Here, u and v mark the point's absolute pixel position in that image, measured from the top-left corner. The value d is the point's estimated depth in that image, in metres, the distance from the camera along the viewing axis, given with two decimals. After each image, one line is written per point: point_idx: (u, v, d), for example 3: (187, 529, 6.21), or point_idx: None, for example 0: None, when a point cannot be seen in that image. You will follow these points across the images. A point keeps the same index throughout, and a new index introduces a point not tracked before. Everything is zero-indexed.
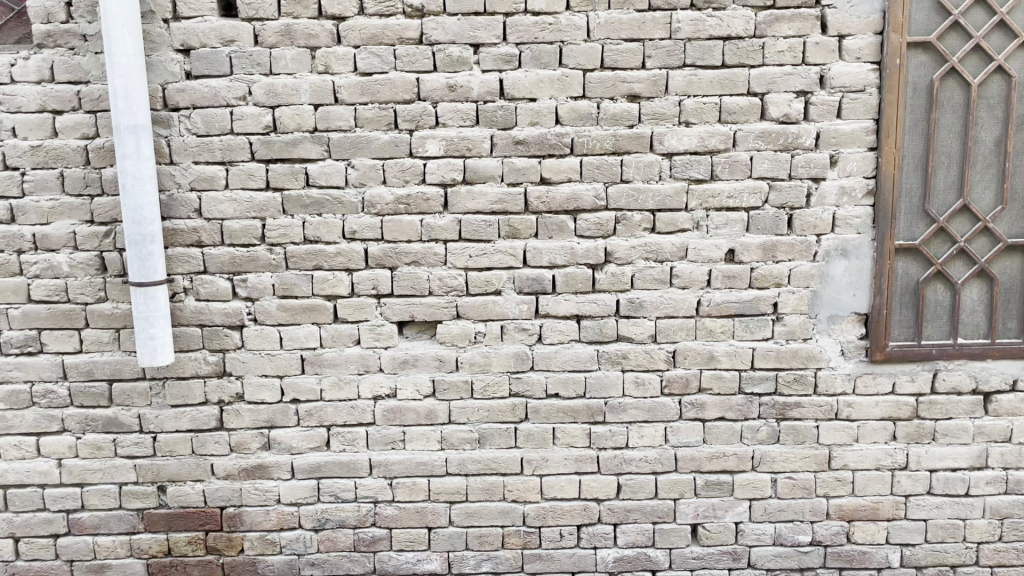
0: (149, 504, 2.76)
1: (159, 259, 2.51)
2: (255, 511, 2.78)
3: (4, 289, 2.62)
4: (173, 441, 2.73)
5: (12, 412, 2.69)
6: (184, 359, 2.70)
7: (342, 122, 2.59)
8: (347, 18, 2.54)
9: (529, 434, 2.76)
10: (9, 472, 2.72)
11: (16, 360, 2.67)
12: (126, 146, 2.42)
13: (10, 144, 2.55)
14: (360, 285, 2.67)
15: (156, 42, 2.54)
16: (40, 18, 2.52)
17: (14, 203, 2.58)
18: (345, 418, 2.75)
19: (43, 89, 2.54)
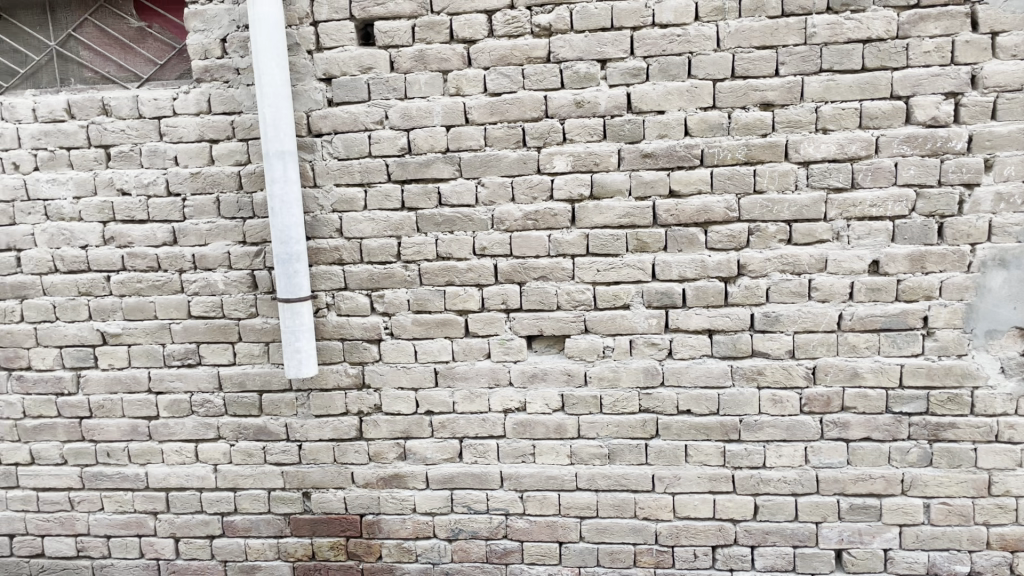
0: (295, 509, 2.91)
1: (304, 277, 2.66)
2: (393, 520, 2.88)
3: (168, 305, 2.84)
4: (316, 449, 2.88)
5: (174, 420, 2.91)
6: (327, 372, 2.84)
7: (473, 141, 2.65)
8: (477, 40, 2.61)
9: (660, 451, 2.73)
10: (171, 476, 2.93)
11: (178, 371, 2.88)
12: (274, 171, 2.58)
13: (173, 172, 2.77)
14: (490, 300, 2.73)
15: (301, 73, 2.70)
16: (199, 54, 2.73)
17: (177, 226, 2.80)
18: (477, 430, 2.80)
19: (202, 121, 2.74)
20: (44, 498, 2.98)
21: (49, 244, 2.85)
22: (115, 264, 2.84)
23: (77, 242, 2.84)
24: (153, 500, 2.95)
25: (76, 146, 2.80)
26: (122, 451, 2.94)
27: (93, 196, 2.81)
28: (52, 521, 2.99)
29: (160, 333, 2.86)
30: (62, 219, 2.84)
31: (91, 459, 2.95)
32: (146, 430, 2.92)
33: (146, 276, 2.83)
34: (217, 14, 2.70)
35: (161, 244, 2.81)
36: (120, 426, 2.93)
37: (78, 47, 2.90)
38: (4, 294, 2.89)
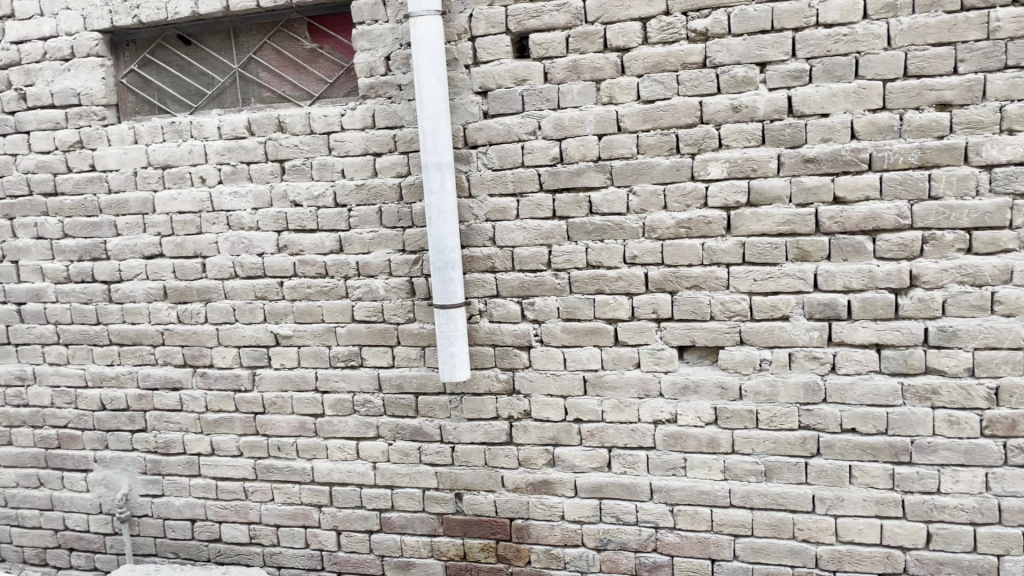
0: (448, 510, 3.00)
1: (458, 284, 2.74)
2: (541, 525, 2.90)
3: (334, 310, 3.01)
4: (469, 452, 2.95)
5: (338, 418, 3.07)
6: (479, 376, 2.91)
7: (625, 149, 2.65)
8: (631, 48, 2.60)
9: (821, 471, 2.60)
10: (334, 471, 3.09)
11: (342, 372, 3.04)
12: (432, 182, 2.68)
13: (339, 184, 2.94)
14: (641, 309, 2.70)
15: (459, 87, 2.79)
16: (365, 73, 2.88)
17: (342, 235, 2.96)
18: (627, 440, 2.78)
19: (367, 135, 2.89)
20: (222, 486, 3.22)
21: (230, 252, 3.08)
22: (287, 271, 3.03)
23: (254, 250, 3.06)
24: (318, 493, 3.12)
25: (255, 160, 3.01)
26: (291, 446, 3.13)
27: (269, 207, 3.02)
28: (229, 509, 3.22)
29: (326, 335, 3.03)
30: (242, 228, 3.06)
31: (263, 452, 3.16)
32: (312, 427, 3.10)
33: (315, 282, 3.01)
34: (381, 34, 2.84)
35: (328, 251, 2.98)
36: (289, 422, 3.12)
37: (258, 69, 3.11)
38: (191, 297, 3.14)
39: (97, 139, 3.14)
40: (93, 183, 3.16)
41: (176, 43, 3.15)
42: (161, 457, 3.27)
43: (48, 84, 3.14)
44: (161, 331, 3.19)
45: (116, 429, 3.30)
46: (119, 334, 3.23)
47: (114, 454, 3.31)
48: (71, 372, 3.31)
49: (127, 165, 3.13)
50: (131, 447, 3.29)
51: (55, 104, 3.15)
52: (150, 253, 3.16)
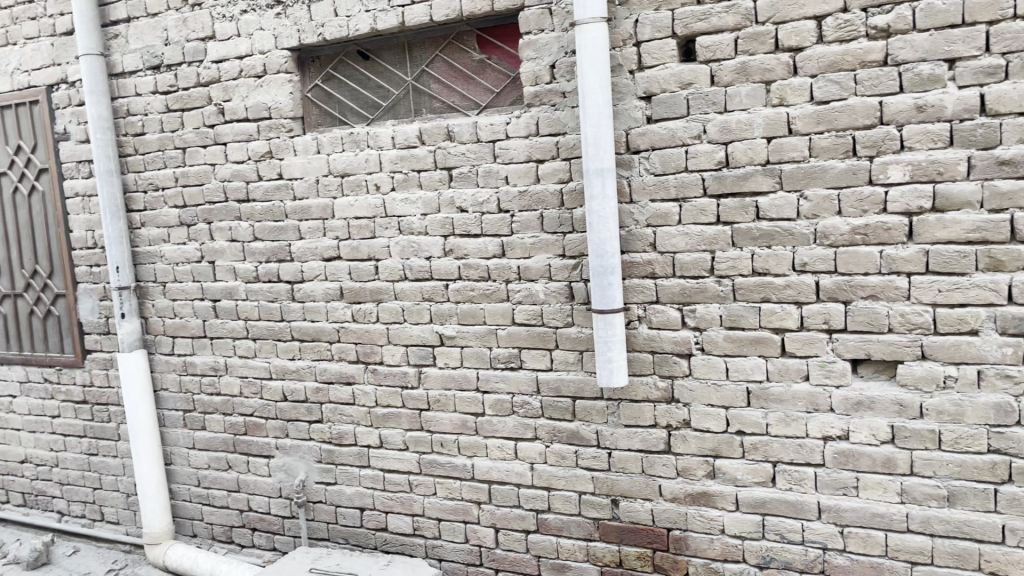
0: (604, 515, 3.00)
1: (618, 290, 2.74)
2: (700, 538, 2.85)
3: (496, 312, 3.09)
4: (626, 458, 2.94)
5: (497, 418, 3.14)
6: (637, 383, 2.89)
7: (796, 153, 2.55)
8: (805, 48, 2.51)
9: (1013, 499, 2.39)
10: (493, 469, 3.17)
11: (502, 373, 3.11)
12: (593, 187, 2.70)
13: (503, 190, 3.01)
14: (810, 319, 2.59)
15: (622, 92, 2.79)
16: (530, 81, 2.94)
17: (505, 240, 3.04)
18: (793, 456, 2.67)
19: (530, 142, 2.95)
20: (390, 478, 3.38)
21: (400, 255, 3.23)
22: (452, 274, 3.14)
23: (423, 254, 3.19)
24: (478, 490, 3.21)
25: (425, 168, 3.14)
26: (453, 443, 3.24)
27: (436, 212, 3.15)
28: (395, 500, 3.38)
29: (488, 337, 3.12)
30: (411, 233, 3.20)
31: (427, 447, 3.29)
32: (474, 425, 3.19)
33: (478, 285, 3.11)
34: (547, 42, 2.89)
35: (491, 256, 3.07)
36: (452, 420, 3.23)
37: (430, 81, 3.25)
38: (364, 297, 3.32)
39: (284, 149, 3.38)
40: (280, 191, 3.41)
41: (356, 58, 3.35)
42: (335, 447, 3.47)
43: (242, 99, 3.42)
44: (337, 329, 3.40)
45: (295, 419, 3.54)
46: (300, 331, 3.47)
47: (293, 443, 3.56)
48: (257, 364, 3.59)
49: (310, 173, 3.35)
50: (308, 437, 3.52)
51: (249, 117, 3.42)
52: (328, 256, 3.37)
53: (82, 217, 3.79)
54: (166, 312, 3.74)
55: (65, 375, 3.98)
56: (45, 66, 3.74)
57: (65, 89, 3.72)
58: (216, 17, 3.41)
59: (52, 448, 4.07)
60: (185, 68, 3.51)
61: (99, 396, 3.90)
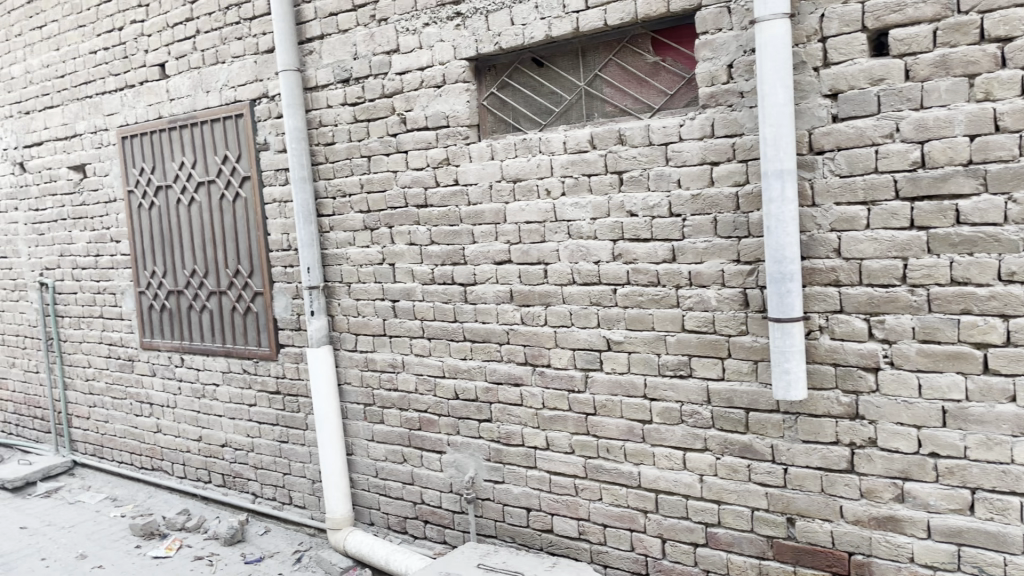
0: (779, 533, 2.87)
1: (797, 297, 2.62)
2: (886, 565, 2.66)
3: (665, 318, 3.03)
4: (803, 475, 2.79)
5: (666, 426, 3.08)
6: (817, 397, 2.74)
7: (1003, 151, 2.34)
8: (1015, 38, 2.30)
9: None
10: (661, 478, 3.11)
11: (671, 381, 3.05)
12: (772, 190, 2.59)
13: (676, 194, 2.95)
14: (1019, 334, 2.36)
15: (805, 90, 2.65)
16: (706, 82, 2.87)
17: (676, 244, 2.98)
18: (995, 483, 2.44)
19: (705, 144, 2.87)
20: (556, 481, 3.40)
21: (569, 259, 3.24)
22: (621, 278, 3.12)
23: (592, 258, 3.19)
24: (644, 499, 3.16)
25: (596, 172, 3.14)
26: (619, 449, 3.21)
27: (606, 217, 3.13)
28: (560, 503, 3.40)
29: (656, 343, 3.06)
30: (581, 237, 3.21)
31: (593, 452, 3.28)
32: (640, 432, 3.15)
33: (647, 290, 3.06)
34: (725, 42, 2.80)
35: (662, 260, 3.02)
36: (619, 425, 3.20)
37: (603, 85, 3.25)
38: (534, 300, 3.37)
39: (461, 156, 3.49)
40: (456, 196, 3.53)
41: (530, 65, 3.40)
42: (503, 447, 3.54)
43: (423, 108, 3.57)
44: (507, 331, 3.46)
45: (466, 417, 3.65)
46: (472, 331, 3.57)
47: (464, 440, 3.66)
48: (431, 363, 3.72)
49: (483, 179, 3.44)
50: (478, 435, 3.62)
51: (428, 126, 3.57)
52: (499, 259, 3.44)
53: (279, 221, 4.10)
54: (350, 311, 3.97)
55: (261, 366, 4.32)
56: (249, 82, 4.08)
57: (266, 104, 4.03)
58: (400, 31, 3.58)
59: (249, 434, 4.42)
60: (371, 81, 3.71)
61: (290, 388, 4.19)
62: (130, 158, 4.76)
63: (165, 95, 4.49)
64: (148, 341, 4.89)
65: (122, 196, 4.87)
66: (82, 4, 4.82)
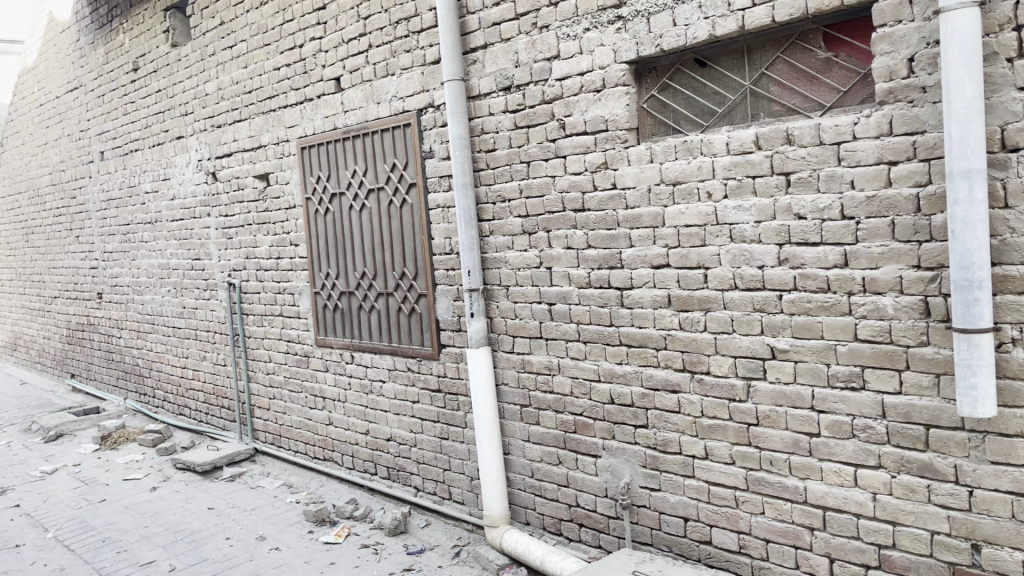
0: (962, 560, 2.66)
1: (986, 307, 2.43)
2: None
3: (836, 327, 2.89)
4: (991, 500, 2.58)
5: (835, 440, 2.94)
6: (1008, 416, 2.52)
7: None
8: None
9: None
10: (829, 495, 2.97)
11: (841, 393, 2.90)
12: (958, 191, 2.41)
13: (849, 196, 2.81)
14: None
15: (998, 83, 2.45)
16: (884, 78, 2.71)
17: (849, 249, 2.83)
18: None
19: (882, 143, 2.71)
20: (715, 491, 3.31)
21: (731, 264, 3.15)
22: (788, 284, 3.00)
23: (756, 263, 3.08)
24: (811, 515, 3.03)
25: (761, 174, 3.04)
26: (784, 462, 3.09)
27: (772, 220, 3.02)
28: (720, 514, 3.31)
29: (825, 353, 2.93)
30: (744, 241, 3.11)
31: (756, 464, 3.17)
32: (807, 445, 3.01)
33: (816, 297, 2.93)
34: (905, 34, 2.64)
35: (832, 266, 2.88)
36: (784, 437, 3.08)
37: (769, 84, 3.14)
38: (693, 305, 3.30)
39: (619, 160, 3.47)
40: (614, 200, 3.51)
41: (693, 66, 3.34)
42: (660, 453, 3.49)
43: (582, 113, 3.59)
44: (664, 336, 3.41)
45: (622, 422, 3.63)
46: (628, 336, 3.55)
47: (620, 445, 3.64)
48: (587, 366, 3.73)
49: (642, 183, 3.41)
50: (634, 441, 3.59)
51: (587, 130, 3.58)
52: (658, 263, 3.39)
53: (442, 226, 4.25)
54: (508, 313, 4.05)
55: (424, 365, 4.48)
56: (416, 92, 4.25)
57: (432, 113, 4.18)
58: (561, 37, 3.61)
59: (412, 430, 4.61)
60: (532, 87, 3.77)
61: (450, 387, 4.33)
62: (308, 167, 5.08)
63: (339, 107, 4.76)
64: (322, 339, 5.20)
65: (300, 203, 5.21)
66: (267, 24, 5.20)
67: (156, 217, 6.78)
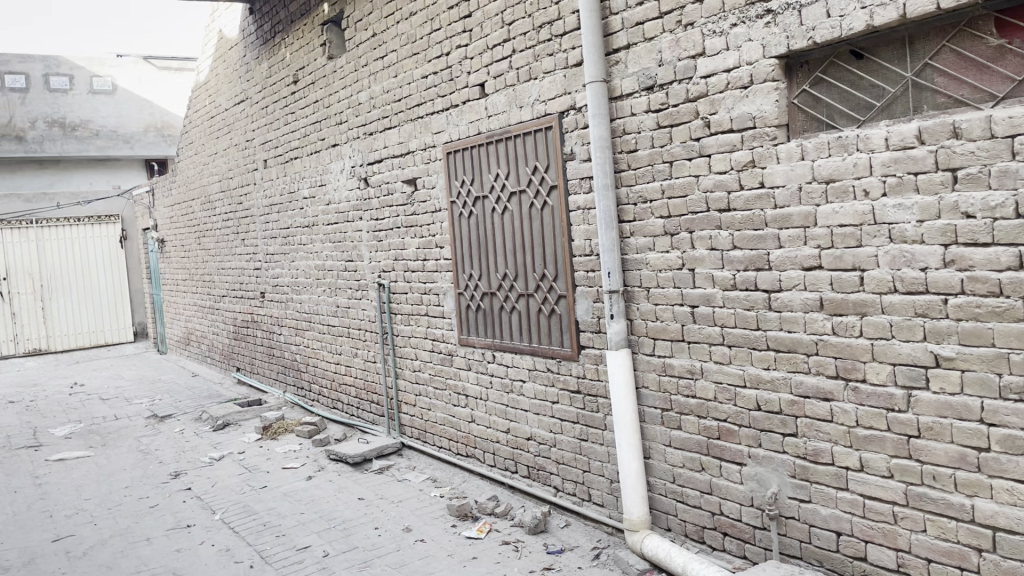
0: None
1: None
2: None
3: (1009, 334, 2.68)
4: None
5: (1007, 457, 2.72)
6: None
7: None
8: None
9: None
10: (1000, 515, 2.76)
11: (1014, 406, 2.69)
12: None
13: None
14: None
15: None
16: None
17: None
18: None
19: None
20: (871, 505, 3.15)
21: (890, 265, 2.99)
22: (954, 288, 2.81)
23: (918, 264, 2.91)
24: (979, 536, 2.82)
25: (924, 170, 2.86)
26: (948, 478, 2.89)
27: (936, 219, 2.84)
28: (876, 530, 3.14)
29: (997, 361, 2.72)
30: (904, 241, 2.94)
31: (916, 478, 2.99)
32: (975, 461, 2.81)
33: (986, 302, 2.73)
34: None
35: (1005, 268, 2.68)
36: (948, 451, 2.88)
37: (933, 74, 2.95)
38: (847, 309, 3.15)
39: (768, 158, 3.36)
40: (762, 200, 3.41)
41: (849, 58, 3.19)
42: (810, 464, 3.36)
43: (728, 111, 3.50)
44: (815, 341, 3.28)
45: (769, 430, 3.51)
46: (776, 341, 3.43)
47: (767, 454, 3.53)
48: (732, 371, 3.64)
49: (792, 182, 3.28)
50: (782, 450, 3.46)
51: (733, 129, 3.48)
52: (809, 265, 3.26)
53: (582, 227, 4.26)
54: (649, 315, 4.00)
55: (564, 366, 4.50)
56: (558, 95, 4.28)
57: (573, 115, 4.20)
58: (707, 34, 3.54)
59: (552, 430, 4.64)
60: (675, 86, 3.71)
61: (591, 388, 4.33)
62: (453, 171, 5.22)
63: (483, 112, 4.86)
64: (465, 338, 5.33)
65: (445, 206, 5.36)
66: (416, 33, 5.38)
67: (313, 221, 7.17)
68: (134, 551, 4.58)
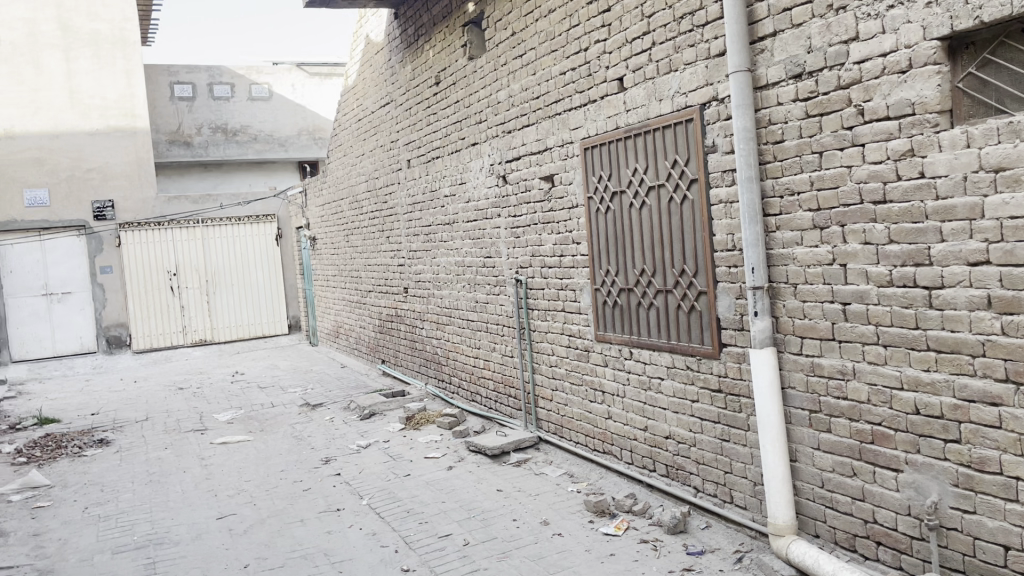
0: None
1: None
2: None
3: None
4: None
5: None
6: None
7: None
8: None
9: None
10: None
11: None
12: None
13: None
14: None
15: None
16: None
17: None
18: None
19: None
20: None
21: None
22: None
23: None
24: None
25: None
26: None
27: None
28: None
29: None
30: None
31: None
32: None
33: None
34: None
35: None
36: None
37: None
38: (1020, 308, 2.92)
39: (928, 146, 3.16)
40: (921, 190, 3.21)
41: (1021, 37, 2.97)
42: (975, 473, 3.14)
43: (884, 97, 3.31)
44: (982, 342, 3.06)
45: (929, 435, 3.31)
46: (938, 341, 3.22)
47: (925, 461, 3.33)
48: (888, 372, 3.45)
49: (956, 171, 3.07)
50: (943, 457, 3.25)
51: (890, 116, 3.30)
52: (975, 260, 3.04)
53: (724, 221, 4.15)
54: (796, 312, 3.86)
55: (704, 363, 4.41)
56: (700, 87, 4.19)
57: (716, 106, 4.10)
58: (861, 17, 3.37)
59: (691, 429, 4.56)
60: (826, 73, 3.56)
61: (733, 387, 4.22)
62: (590, 167, 5.22)
63: (622, 107, 4.83)
64: (602, 335, 5.31)
65: (583, 202, 5.36)
66: (555, 30, 5.41)
67: (453, 218, 7.35)
68: (289, 531, 4.85)
